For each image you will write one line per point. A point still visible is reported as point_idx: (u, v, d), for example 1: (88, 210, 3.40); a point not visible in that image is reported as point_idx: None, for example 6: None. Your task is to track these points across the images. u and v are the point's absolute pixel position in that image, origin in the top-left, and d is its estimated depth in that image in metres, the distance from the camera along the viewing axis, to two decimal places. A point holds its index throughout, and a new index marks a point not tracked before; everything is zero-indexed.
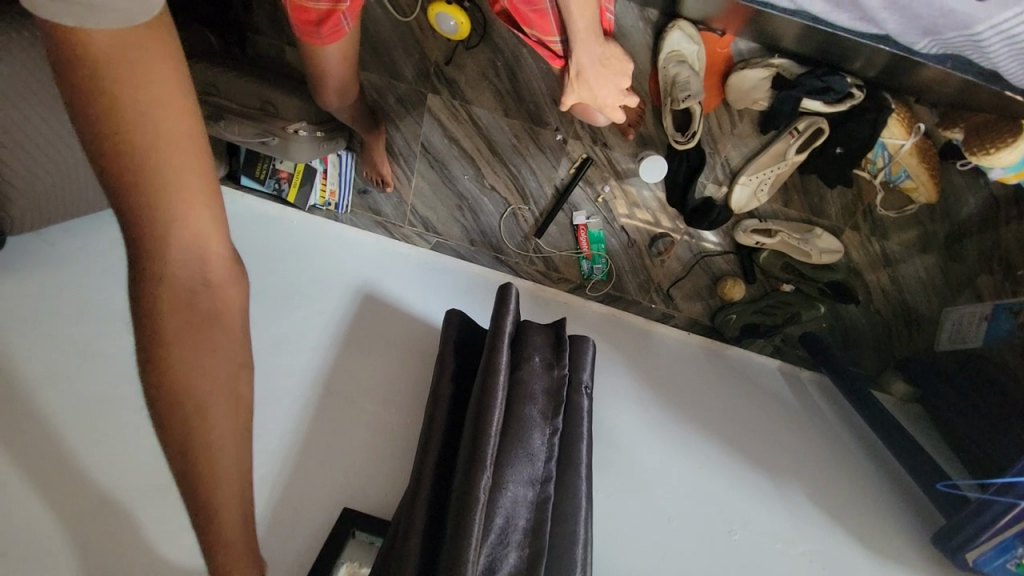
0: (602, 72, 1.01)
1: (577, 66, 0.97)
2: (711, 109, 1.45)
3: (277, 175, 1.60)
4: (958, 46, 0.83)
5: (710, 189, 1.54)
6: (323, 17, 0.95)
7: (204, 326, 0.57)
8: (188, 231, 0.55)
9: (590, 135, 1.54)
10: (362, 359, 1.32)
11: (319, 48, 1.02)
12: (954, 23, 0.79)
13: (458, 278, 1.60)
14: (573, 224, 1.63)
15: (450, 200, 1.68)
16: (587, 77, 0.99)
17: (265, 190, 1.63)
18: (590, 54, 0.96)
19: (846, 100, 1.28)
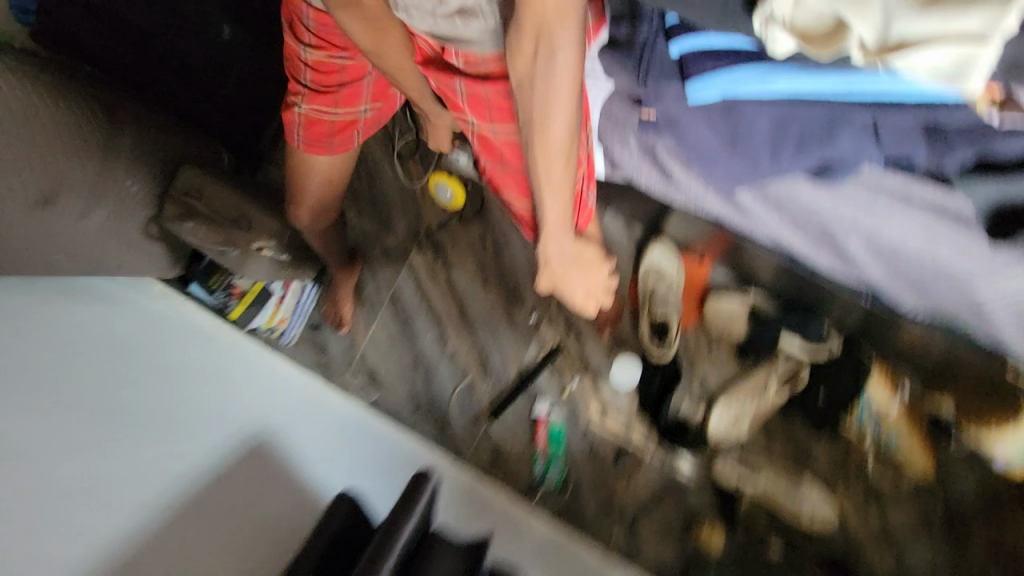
0: (571, 259, 0.92)
1: (544, 250, 0.89)
2: (688, 326, 1.40)
3: (229, 289, 1.43)
4: (950, 306, 0.83)
5: (687, 409, 1.38)
6: (334, 127, 1.06)
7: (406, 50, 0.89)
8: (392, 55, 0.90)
9: (565, 324, 1.47)
10: (205, 535, 1.04)
11: (318, 158, 1.10)
12: (947, 280, 0.79)
13: (383, 446, 1.37)
14: (532, 415, 1.45)
15: (406, 358, 1.54)
16: (555, 264, 0.92)
17: (210, 301, 1.45)
18: (563, 241, 0.88)
19: (825, 344, 1.26)
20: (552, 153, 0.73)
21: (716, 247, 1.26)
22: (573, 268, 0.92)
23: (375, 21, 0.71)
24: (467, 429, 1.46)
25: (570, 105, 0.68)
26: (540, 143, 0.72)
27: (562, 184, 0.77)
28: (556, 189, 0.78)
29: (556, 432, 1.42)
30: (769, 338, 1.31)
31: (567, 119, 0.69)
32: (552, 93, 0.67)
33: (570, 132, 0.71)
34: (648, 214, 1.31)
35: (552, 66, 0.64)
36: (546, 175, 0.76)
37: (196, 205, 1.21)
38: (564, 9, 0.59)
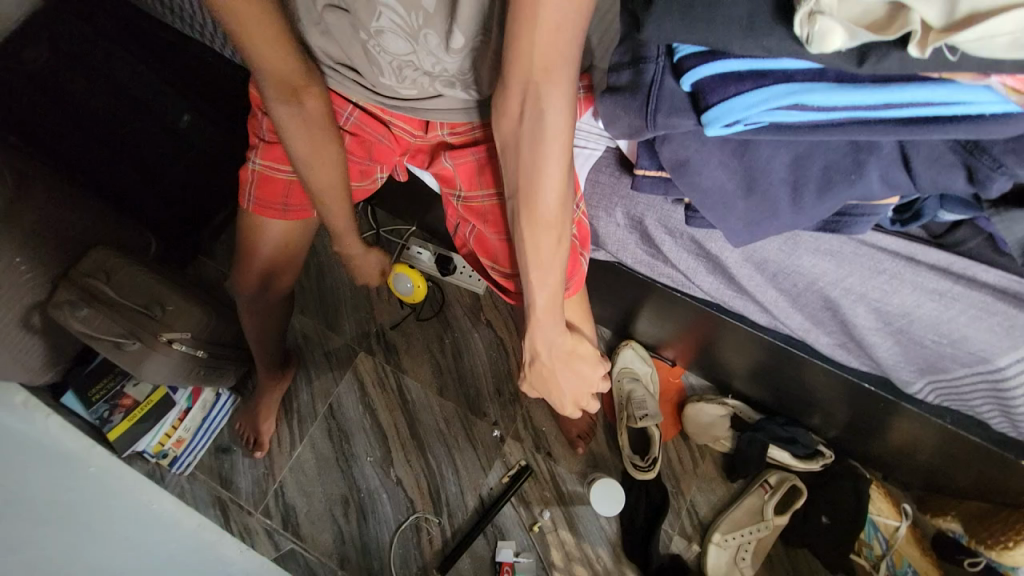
0: (568, 362, 0.72)
1: (534, 348, 0.71)
2: (669, 439, 1.27)
3: (115, 400, 1.15)
4: (969, 389, 0.66)
5: (676, 543, 1.19)
6: (293, 189, 0.80)
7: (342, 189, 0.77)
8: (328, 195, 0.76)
9: (533, 439, 1.27)
10: None
11: (264, 223, 0.82)
12: (967, 358, 0.62)
13: None
14: (494, 561, 1.18)
15: (335, 491, 1.25)
16: (546, 367, 0.72)
17: (86, 416, 1.16)
18: (557, 337, 0.69)
19: (818, 457, 1.14)
20: (542, 224, 0.61)
21: (691, 350, 1.20)
22: (569, 373, 0.72)
23: (307, 116, 0.69)
24: None
25: (563, 170, 0.58)
26: (529, 211, 0.61)
27: (553, 264, 0.63)
28: (548, 271, 0.64)
29: None
30: (759, 452, 1.16)
31: (560, 187, 0.59)
32: (540, 157, 0.57)
33: (563, 201, 0.60)
34: (619, 315, 1.25)
35: (541, 129, 0.55)
36: (534, 251, 0.63)
37: (102, 290, 1.01)
38: (557, 64, 0.51)
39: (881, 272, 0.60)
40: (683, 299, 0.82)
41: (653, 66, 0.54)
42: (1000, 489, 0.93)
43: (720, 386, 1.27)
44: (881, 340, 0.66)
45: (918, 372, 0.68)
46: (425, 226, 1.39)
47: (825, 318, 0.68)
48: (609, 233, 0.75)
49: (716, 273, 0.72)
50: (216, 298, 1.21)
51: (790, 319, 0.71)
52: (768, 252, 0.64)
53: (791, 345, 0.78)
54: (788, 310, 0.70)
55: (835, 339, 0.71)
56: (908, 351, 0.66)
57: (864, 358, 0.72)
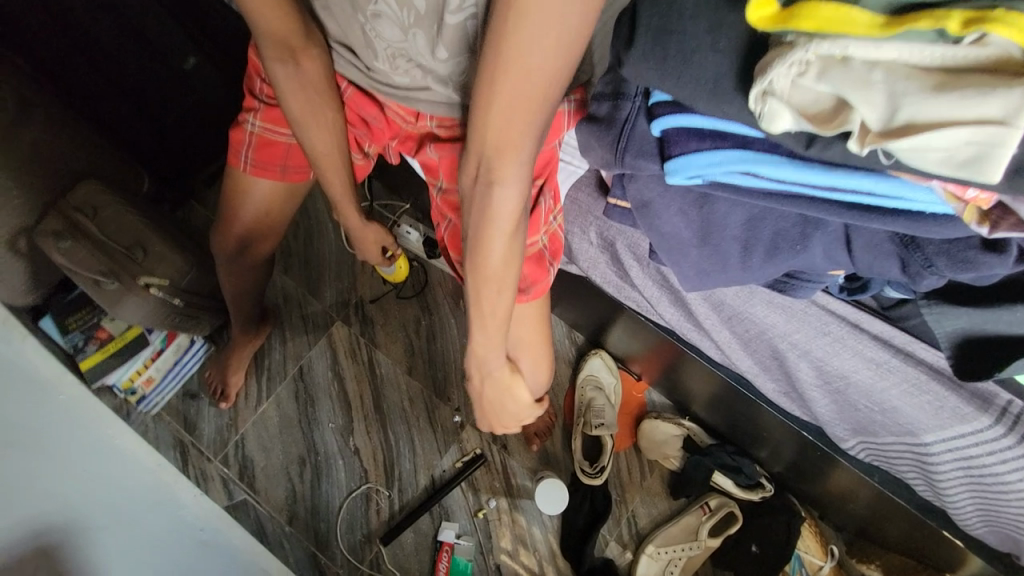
0: (497, 395, 0.75)
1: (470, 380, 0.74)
2: (621, 449, 1.31)
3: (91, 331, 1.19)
4: (895, 454, 0.69)
5: (611, 548, 1.24)
6: (292, 152, 0.81)
7: (337, 156, 0.76)
8: (323, 160, 0.76)
9: (491, 430, 1.31)
10: None
11: (257, 186, 0.82)
12: (895, 426, 0.65)
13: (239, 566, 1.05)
14: (435, 541, 1.23)
15: (294, 450, 1.29)
16: (480, 390, 0.75)
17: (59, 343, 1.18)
18: (489, 375, 0.72)
19: (758, 489, 1.18)
20: (485, 285, 0.62)
21: (655, 367, 1.23)
22: (497, 406, 0.76)
23: (305, 79, 0.69)
24: (351, 552, 1.23)
25: (509, 238, 0.59)
26: (475, 272, 0.61)
27: (494, 316, 0.66)
28: (489, 325, 0.66)
29: (461, 567, 1.21)
30: (703, 474, 1.20)
31: (507, 252, 0.60)
32: (490, 222, 0.58)
33: (508, 266, 0.62)
34: (592, 323, 1.28)
35: (490, 199, 0.56)
36: (477, 302, 0.65)
37: (87, 226, 1.02)
38: (511, 144, 0.52)
39: (829, 333, 0.62)
40: (645, 323, 0.85)
41: (629, 105, 0.56)
42: (918, 546, 0.98)
43: (678, 406, 1.30)
44: (820, 397, 0.69)
45: (851, 431, 0.71)
46: (418, 206, 1.40)
47: (771, 367, 0.71)
48: (582, 248, 0.77)
49: (677, 305, 0.74)
50: (201, 247, 1.23)
51: (738, 361, 0.74)
52: (725, 295, 0.66)
53: (739, 380, 0.82)
54: (737, 351, 0.73)
55: (777, 386, 0.74)
56: (842, 411, 0.69)
57: (803, 408, 0.75)
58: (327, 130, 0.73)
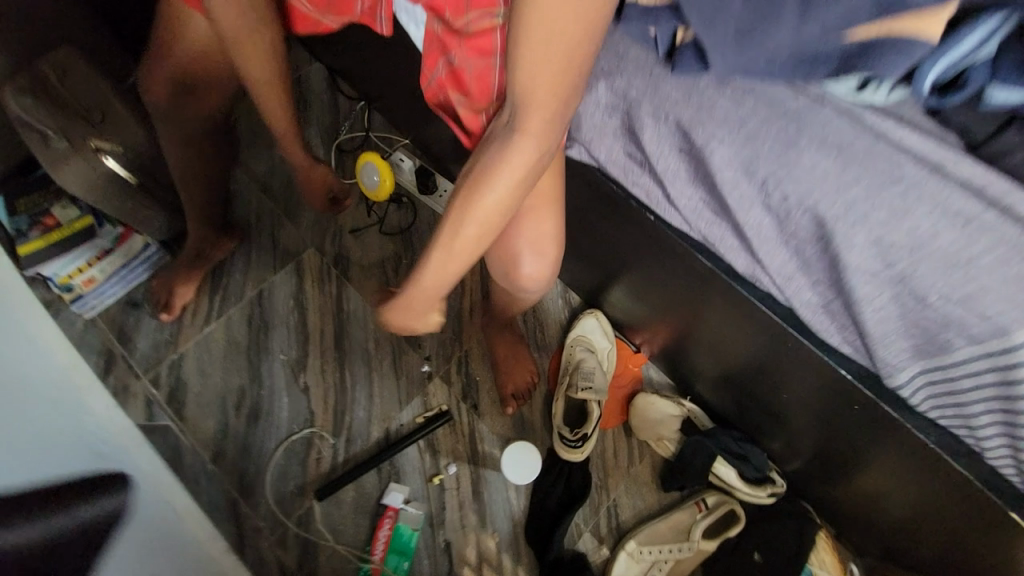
0: (412, 318, 0.74)
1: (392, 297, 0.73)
2: (609, 427, 1.13)
3: (41, 216, 1.09)
4: (965, 391, 0.57)
5: (585, 543, 1.04)
6: None
7: (255, 45, 0.80)
8: (242, 52, 0.80)
9: (462, 386, 1.14)
10: None
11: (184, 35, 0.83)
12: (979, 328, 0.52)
13: None
14: (379, 504, 1.04)
15: (235, 380, 1.13)
16: (413, 300, 0.71)
17: (4, 225, 1.09)
18: (418, 300, 0.71)
19: (766, 485, 0.98)
20: (450, 235, 0.64)
21: (657, 332, 1.08)
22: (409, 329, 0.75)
23: None
24: (278, 505, 1.04)
25: (491, 212, 0.63)
26: (446, 224, 0.65)
27: (447, 255, 0.66)
28: (436, 273, 0.67)
29: (404, 539, 1.01)
30: (705, 462, 1.00)
31: (482, 224, 0.64)
32: (498, 165, 0.61)
33: (481, 232, 0.64)
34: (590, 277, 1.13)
35: (507, 144, 0.61)
36: (451, 234, 0.64)
37: (54, 85, 0.94)
38: (535, 96, 0.57)
39: (899, 179, 0.52)
40: (656, 225, 0.73)
41: None
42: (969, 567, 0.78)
43: (680, 385, 1.14)
44: (875, 295, 0.57)
45: (913, 352, 0.58)
46: (416, 139, 1.30)
47: (810, 257, 0.60)
48: (594, 118, 0.69)
49: (700, 182, 0.65)
50: None
51: (768, 255, 0.63)
52: (761, 147, 0.57)
53: (762, 298, 0.69)
54: (766, 240, 0.62)
55: (813, 292, 0.63)
56: (899, 315, 0.57)
57: (844, 323, 0.63)
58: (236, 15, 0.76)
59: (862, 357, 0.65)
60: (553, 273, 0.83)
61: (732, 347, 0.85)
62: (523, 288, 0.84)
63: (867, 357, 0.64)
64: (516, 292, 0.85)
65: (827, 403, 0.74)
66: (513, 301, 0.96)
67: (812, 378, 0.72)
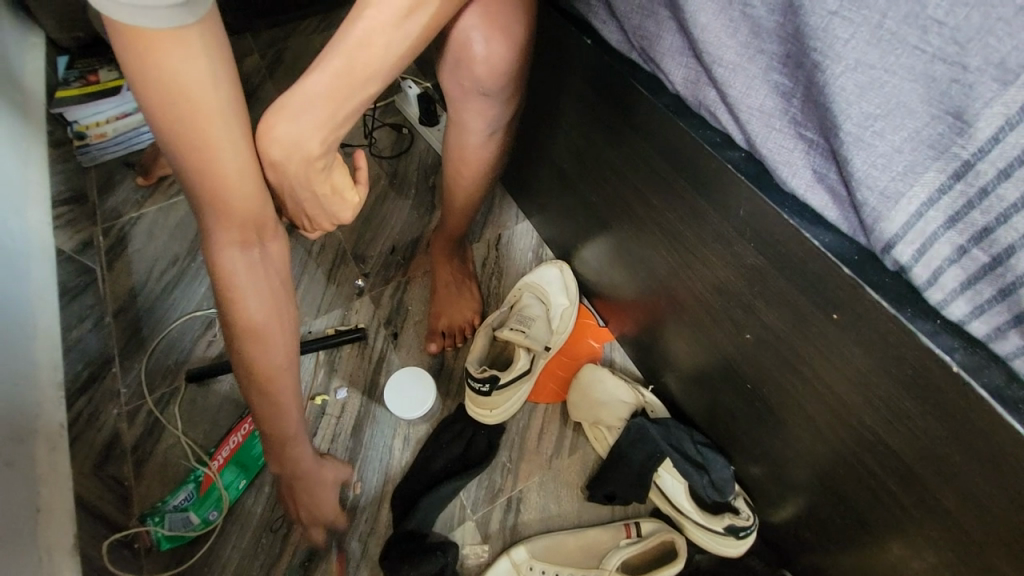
0: (322, 130, 0.52)
1: (292, 87, 0.51)
2: (541, 402, 0.87)
3: (88, 76, 1.25)
4: (989, 208, 0.34)
5: (464, 535, 0.77)
6: None
7: (253, 223, 0.54)
8: (236, 227, 0.53)
9: (390, 311, 0.98)
10: None
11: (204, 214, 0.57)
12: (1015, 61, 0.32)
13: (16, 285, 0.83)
14: (247, 407, 0.87)
15: (175, 248, 1.08)
16: (296, 108, 0.51)
17: (59, 78, 1.26)
18: (340, 88, 0.51)
19: (726, 513, 0.68)
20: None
21: (626, 292, 0.86)
22: (315, 149, 0.52)
23: (230, 131, 0.47)
24: (148, 377, 0.92)
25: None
26: None
27: (384, 11, 0.48)
28: (370, 43, 0.50)
29: (253, 453, 0.82)
30: (643, 461, 0.72)
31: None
32: None
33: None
34: (562, 223, 0.96)
35: None
36: None
37: None
38: None
39: None
40: (592, 49, 0.60)
41: None
42: None
43: (647, 376, 0.89)
44: (846, 38, 0.37)
45: (914, 151, 0.36)
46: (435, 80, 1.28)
47: (763, 14, 0.42)
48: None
49: None
50: None
51: (708, 28, 0.44)
52: None
53: (721, 147, 0.48)
54: (705, 2, 0.44)
55: (769, 84, 0.44)
56: (900, 72, 0.36)
57: (815, 137, 0.42)
58: (240, 179, 0.50)
59: (842, 205, 0.42)
60: (518, 72, 0.64)
61: (687, 284, 0.67)
62: (482, 91, 0.65)
63: (849, 202, 0.41)
64: (460, 125, 0.69)
65: (797, 333, 0.51)
66: (465, 158, 0.73)
67: (785, 286, 0.49)
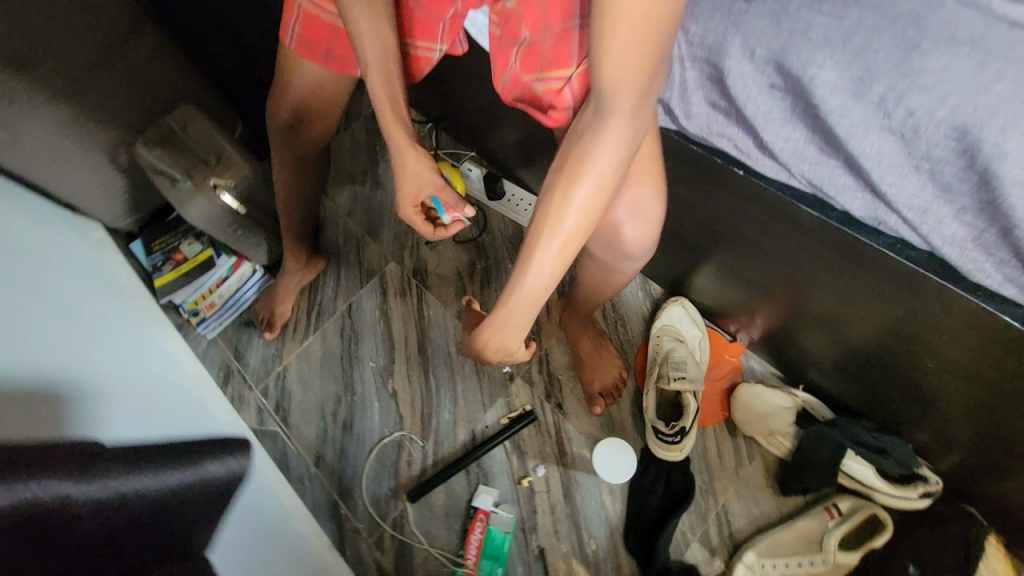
0: (518, 334, 0.70)
1: (494, 309, 0.69)
2: (710, 426, 1.01)
3: (171, 252, 1.22)
4: None
5: (695, 553, 0.93)
6: (338, 36, 0.81)
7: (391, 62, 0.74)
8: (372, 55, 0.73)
9: (545, 385, 1.11)
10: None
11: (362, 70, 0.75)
12: None
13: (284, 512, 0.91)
14: (470, 507, 1.02)
15: (331, 388, 1.19)
16: (497, 325, 0.70)
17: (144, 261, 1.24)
18: (525, 310, 0.67)
19: (917, 482, 0.84)
20: (548, 238, 0.61)
21: (757, 315, 0.97)
22: (513, 346, 0.72)
23: None
24: (375, 507, 1.06)
25: (593, 202, 0.60)
26: (544, 227, 0.61)
27: (544, 259, 0.62)
28: (539, 274, 0.63)
29: (497, 544, 0.98)
30: (830, 456, 0.86)
31: (586, 217, 0.61)
32: (590, 159, 0.59)
33: (581, 228, 0.61)
34: (672, 265, 1.05)
35: (594, 138, 0.59)
36: (553, 233, 0.61)
37: (179, 135, 1.08)
38: (633, 78, 0.54)
39: None
40: (747, 178, 0.71)
41: None
42: None
43: (790, 375, 1.02)
44: None
45: None
46: (485, 151, 1.35)
47: (954, 179, 0.56)
48: (674, 72, 0.68)
49: (804, 119, 0.62)
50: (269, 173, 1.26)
51: (895, 185, 0.59)
52: (877, 61, 0.55)
53: (901, 250, 0.65)
54: (893, 168, 0.58)
55: (959, 222, 0.58)
56: None
57: (1007, 257, 0.57)
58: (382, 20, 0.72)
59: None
60: (657, 234, 0.78)
61: (846, 313, 0.79)
62: (627, 254, 0.79)
63: None
64: (613, 265, 0.83)
65: (950, 353, 0.71)
66: (614, 281, 0.88)
67: (965, 333, 0.66)
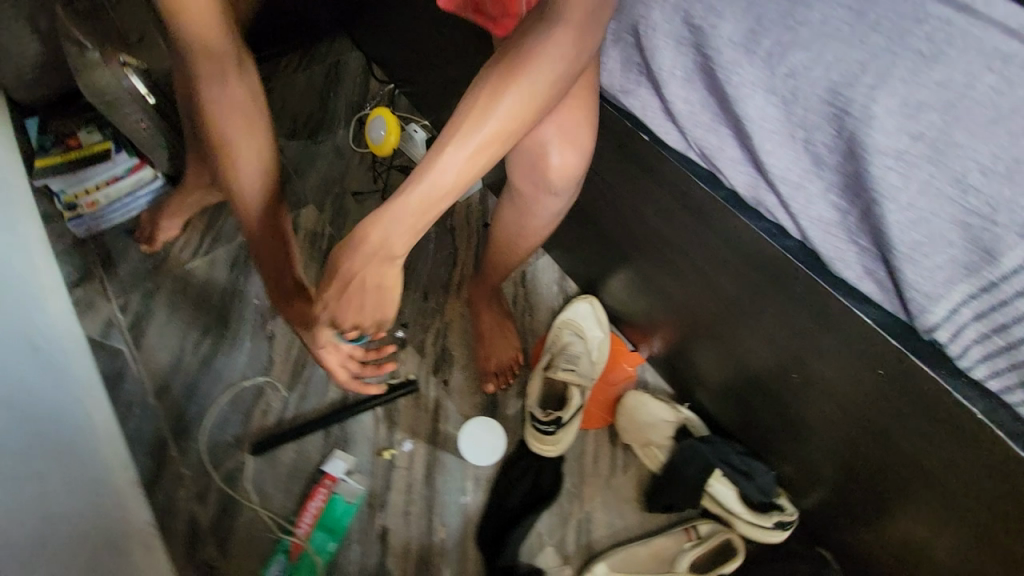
0: (409, 236, 0.64)
1: (391, 200, 0.63)
2: (591, 429, 0.97)
3: (65, 135, 1.07)
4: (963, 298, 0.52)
5: (547, 559, 0.86)
6: None
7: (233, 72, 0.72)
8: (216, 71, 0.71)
9: (436, 358, 1.04)
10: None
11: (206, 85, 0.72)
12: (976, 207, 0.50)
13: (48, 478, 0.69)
14: (319, 471, 0.91)
15: (202, 316, 1.06)
16: (381, 237, 0.63)
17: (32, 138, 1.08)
18: (421, 213, 0.63)
19: (774, 512, 0.82)
20: (467, 131, 0.59)
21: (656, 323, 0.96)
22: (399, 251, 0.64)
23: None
24: (210, 454, 0.93)
25: (519, 107, 0.60)
26: (463, 122, 0.60)
27: (456, 154, 0.60)
28: (447, 169, 0.60)
29: (337, 516, 0.87)
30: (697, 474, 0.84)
31: (509, 120, 0.60)
32: (523, 64, 0.59)
33: (501, 131, 0.60)
34: (588, 262, 1.03)
35: (530, 45, 0.59)
36: (471, 126, 0.59)
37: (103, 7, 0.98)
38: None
39: (924, 23, 0.55)
40: (652, 144, 0.72)
41: None
42: None
43: (679, 392, 1.01)
44: (898, 185, 0.53)
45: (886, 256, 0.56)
46: (437, 121, 1.32)
47: (822, 150, 0.57)
48: None
49: (700, 79, 0.64)
50: None
51: (773, 150, 0.60)
52: (764, 15, 0.59)
53: (776, 236, 0.65)
54: (771, 135, 0.60)
55: (827, 201, 0.59)
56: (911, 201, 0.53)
57: (867, 245, 0.58)
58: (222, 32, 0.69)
59: (888, 291, 0.59)
60: (581, 177, 0.80)
61: (734, 325, 0.79)
62: (550, 191, 0.79)
63: (895, 292, 0.58)
64: (528, 214, 0.84)
65: (804, 364, 0.71)
66: (529, 236, 0.87)
67: (830, 342, 0.65)
